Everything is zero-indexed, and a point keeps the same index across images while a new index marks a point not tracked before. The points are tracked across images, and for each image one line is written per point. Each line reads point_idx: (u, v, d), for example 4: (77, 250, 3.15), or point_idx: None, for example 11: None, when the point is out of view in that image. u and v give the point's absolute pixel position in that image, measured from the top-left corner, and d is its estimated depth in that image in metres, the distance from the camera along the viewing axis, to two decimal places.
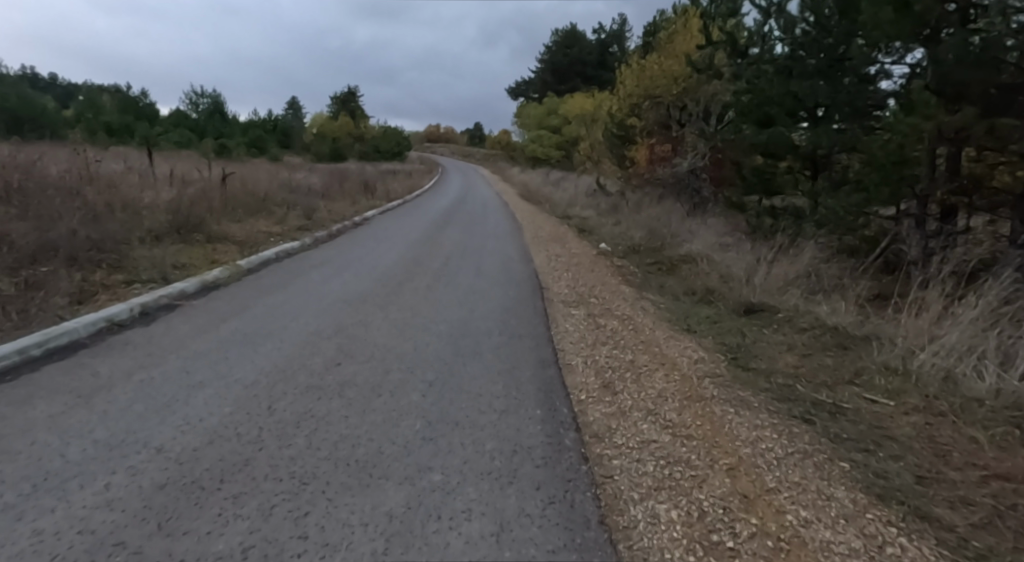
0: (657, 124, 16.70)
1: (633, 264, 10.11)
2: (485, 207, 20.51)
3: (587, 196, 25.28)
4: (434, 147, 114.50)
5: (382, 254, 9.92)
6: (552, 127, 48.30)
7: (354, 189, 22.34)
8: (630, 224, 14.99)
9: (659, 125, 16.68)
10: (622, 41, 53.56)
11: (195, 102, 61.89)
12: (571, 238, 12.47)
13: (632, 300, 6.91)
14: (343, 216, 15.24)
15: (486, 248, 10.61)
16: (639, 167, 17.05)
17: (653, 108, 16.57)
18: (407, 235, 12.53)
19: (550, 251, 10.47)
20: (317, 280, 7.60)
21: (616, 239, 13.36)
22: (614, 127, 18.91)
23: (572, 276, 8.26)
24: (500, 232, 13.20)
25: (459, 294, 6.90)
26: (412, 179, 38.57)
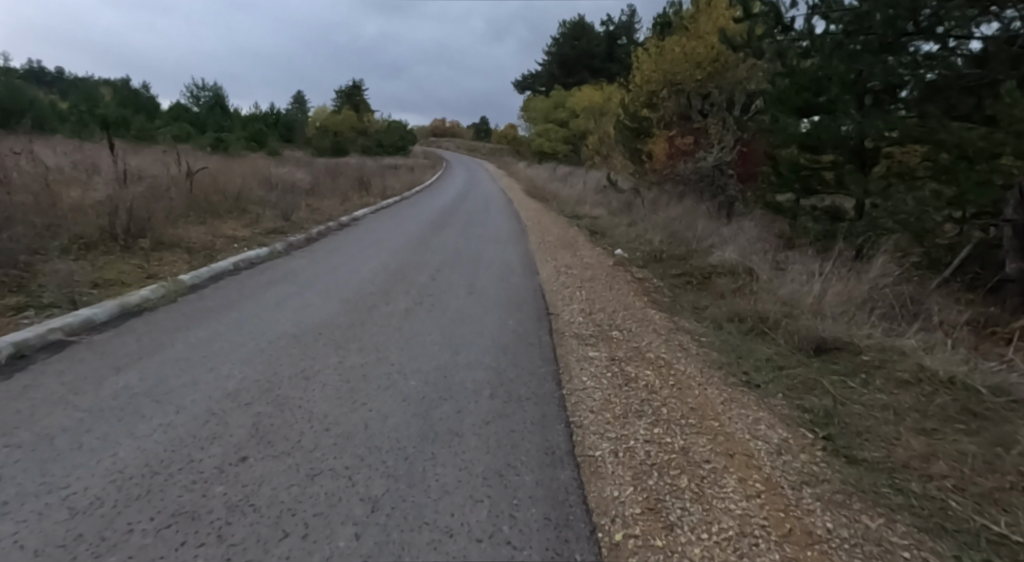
0: (676, 114, 15.14)
1: (656, 277, 8.62)
2: (487, 206, 19.04)
3: (597, 194, 23.79)
4: (440, 141, 113.02)
5: (361, 265, 8.41)
6: (559, 121, 46.68)
7: (349, 185, 20.96)
8: (649, 226, 13.46)
9: (679, 115, 15.12)
10: (630, 33, 52.01)
11: (196, 95, 60.71)
12: (583, 243, 10.94)
13: (665, 334, 5.37)
14: (328, 217, 13.78)
15: (484, 258, 9.06)
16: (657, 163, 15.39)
17: (673, 97, 14.90)
18: (395, 240, 11.00)
19: (559, 260, 8.96)
20: (268, 303, 6.09)
21: (634, 244, 11.86)
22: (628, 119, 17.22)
23: (587, 297, 6.71)
24: (502, 236, 11.68)
25: (441, 326, 5.37)
26: (415, 174, 37.12)
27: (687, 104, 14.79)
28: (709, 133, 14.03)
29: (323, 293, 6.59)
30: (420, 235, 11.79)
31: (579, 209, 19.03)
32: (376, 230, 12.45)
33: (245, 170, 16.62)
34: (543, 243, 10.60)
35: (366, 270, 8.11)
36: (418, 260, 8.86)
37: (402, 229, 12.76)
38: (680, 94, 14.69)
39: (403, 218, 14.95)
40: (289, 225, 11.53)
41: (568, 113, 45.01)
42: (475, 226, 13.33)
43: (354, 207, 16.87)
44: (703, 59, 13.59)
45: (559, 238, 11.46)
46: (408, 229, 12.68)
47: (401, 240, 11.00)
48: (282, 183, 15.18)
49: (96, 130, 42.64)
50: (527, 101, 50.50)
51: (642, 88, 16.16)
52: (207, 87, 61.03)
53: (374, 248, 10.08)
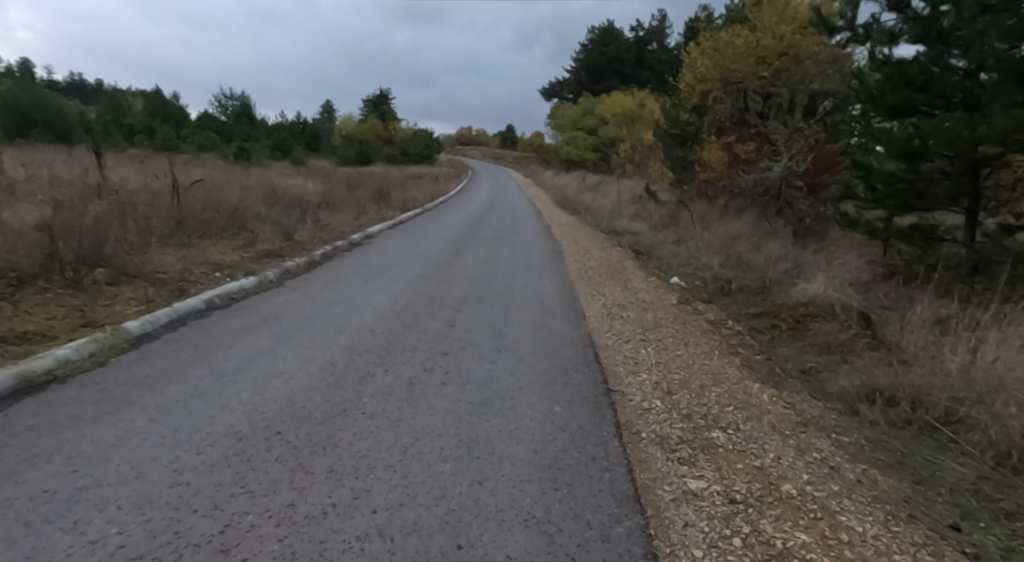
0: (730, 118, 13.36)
1: (732, 319, 6.83)
2: (515, 220, 17.52)
3: (634, 205, 22.01)
4: (466, 150, 112.39)
5: (364, 304, 6.81)
6: (589, 129, 44.95)
7: (367, 197, 19.75)
8: (703, 247, 11.66)
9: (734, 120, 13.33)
10: (660, 38, 50.17)
11: (225, 105, 61.12)
12: (631, 270, 9.17)
13: (788, 432, 3.57)
14: (339, 235, 12.36)
15: (514, 293, 7.34)
16: (711, 172, 13.59)
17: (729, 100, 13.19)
18: (409, 265, 9.42)
19: (607, 296, 7.22)
20: (224, 371, 4.50)
21: (688, 269, 10.10)
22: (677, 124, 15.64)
23: (656, 359, 4.94)
24: (535, 260, 9.98)
25: (456, 419, 3.66)
26: (440, 183, 35.90)
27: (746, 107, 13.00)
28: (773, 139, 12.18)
29: (303, 353, 4.97)
30: (439, 258, 10.17)
31: (617, 223, 17.28)
32: (390, 252, 10.90)
33: (255, 183, 15.45)
34: (583, 271, 8.85)
35: (368, 311, 6.48)
36: (433, 295, 7.22)
37: (419, 250, 11.17)
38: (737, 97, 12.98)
39: (422, 235, 13.46)
40: (290, 249, 10.13)
41: (597, 120, 43.20)
42: (502, 247, 11.68)
43: (370, 221, 15.50)
44: (769, 52, 11.79)
45: (601, 262, 9.73)
46: (426, 251, 11.08)
47: (417, 266, 9.37)
48: (292, 197, 13.89)
49: (124, 140, 42.87)
50: (555, 108, 48.94)
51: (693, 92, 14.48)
52: (236, 97, 61.46)
53: (383, 276, 8.47)
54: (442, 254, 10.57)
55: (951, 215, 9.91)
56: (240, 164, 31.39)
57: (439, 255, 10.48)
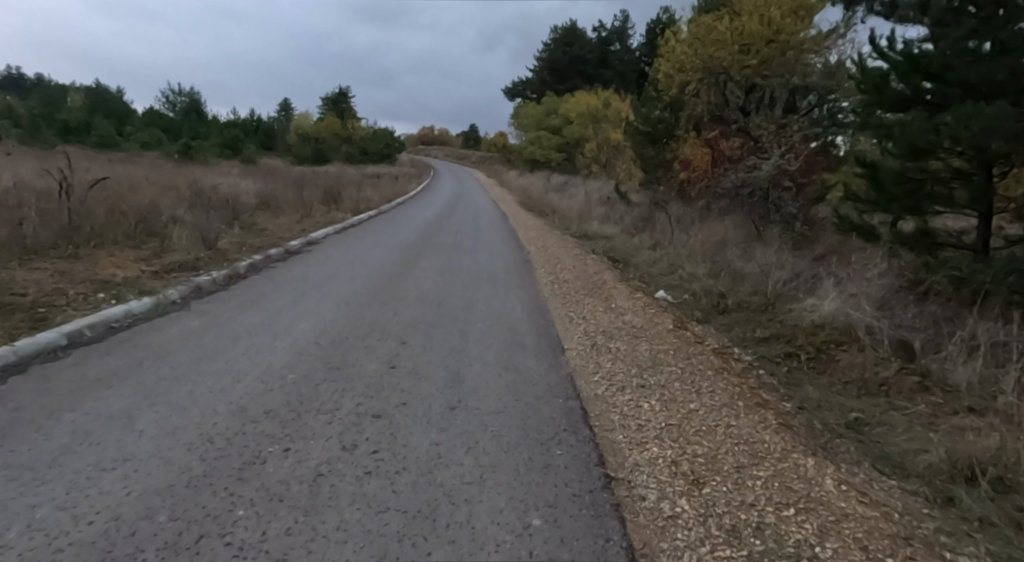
0: (711, 114, 12.34)
1: (739, 349, 5.64)
2: (478, 223, 16.19)
3: (603, 206, 21.02)
4: (428, 150, 110.44)
5: (281, 336, 5.30)
6: (553, 129, 43.98)
7: (317, 199, 18.12)
8: (687, 255, 10.58)
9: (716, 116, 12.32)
10: (624, 38, 49.63)
11: (172, 101, 57.68)
12: (611, 281, 7.90)
13: (892, 560, 2.30)
14: (275, 242, 10.77)
15: (473, 320, 5.96)
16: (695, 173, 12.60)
17: (710, 93, 12.22)
18: (350, 280, 7.93)
19: (588, 321, 5.93)
20: (34, 461, 2.94)
21: (673, 280, 8.98)
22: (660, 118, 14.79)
23: (662, 419, 3.64)
24: (500, 272, 8.62)
25: (377, 556, 2.26)
26: (398, 183, 34.25)
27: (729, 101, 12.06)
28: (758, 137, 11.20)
29: (172, 423, 3.47)
30: (387, 270, 8.68)
31: (587, 226, 16.12)
32: (330, 263, 9.35)
33: (183, 182, 13.63)
34: (556, 286, 7.53)
35: (282, 348, 4.97)
36: (371, 323, 5.76)
37: (366, 260, 9.66)
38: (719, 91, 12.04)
39: (372, 241, 11.94)
40: (209, 259, 8.50)
41: (561, 119, 42.23)
42: (462, 255, 10.24)
43: (316, 225, 13.88)
44: (757, 40, 10.85)
45: (576, 273, 8.46)
46: (373, 261, 9.58)
47: (360, 281, 7.88)
48: (222, 197, 12.16)
49: (55, 137, 39.64)
50: (518, 107, 47.76)
51: (670, 85, 13.49)
52: (183, 92, 58.04)
53: (315, 296, 6.96)
54: (391, 265, 9.12)
55: (955, 218, 9.03)
56: (182, 163, 29.12)
57: (388, 266, 8.99)
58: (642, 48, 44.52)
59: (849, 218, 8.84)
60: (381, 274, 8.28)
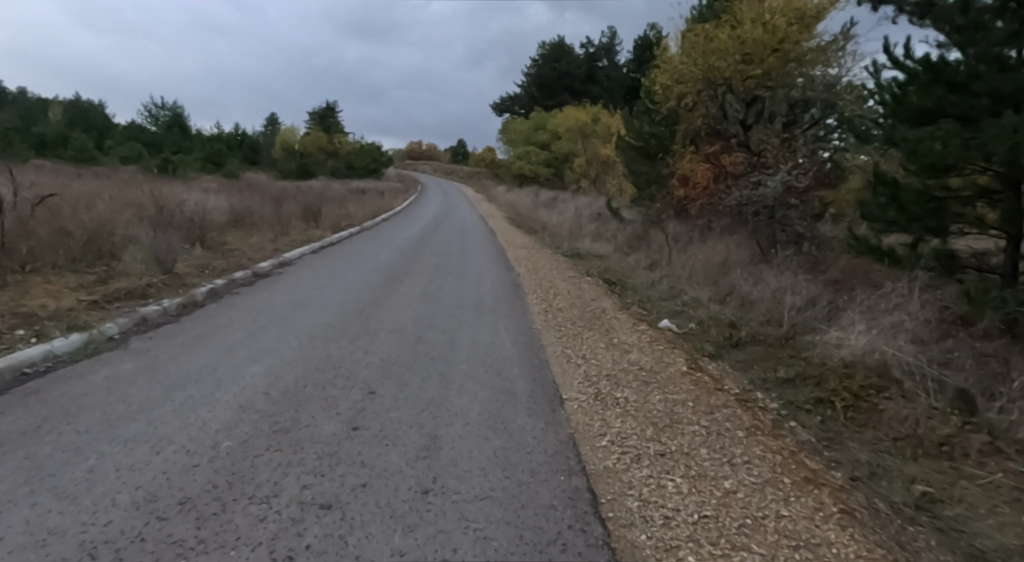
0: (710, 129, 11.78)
1: (764, 395, 4.88)
2: (465, 241, 15.43)
3: (595, 224, 20.40)
4: (416, 165, 109.94)
5: (225, 384, 4.42)
6: (541, 144, 43.60)
7: (296, 217, 17.29)
8: (690, 279, 9.91)
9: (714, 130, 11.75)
10: (611, 54, 49.65)
11: (153, 115, 56.54)
12: (609, 309, 7.12)
13: None
14: (243, 264, 9.90)
15: (455, 361, 5.14)
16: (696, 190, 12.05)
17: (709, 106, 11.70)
18: (319, 309, 7.09)
19: (590, 361, 5.15)
20: None
21: (676, 307, 8.26)
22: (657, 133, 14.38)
23: (693, 506, 2.85)
24: (487, 299, 7.82)
25: None
26: (384, 199, 33.45)
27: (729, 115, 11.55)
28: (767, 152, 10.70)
29: (50, 518, 2.56)
30: (361, 297, 7.84)
31: (579, 245, 15.43)
32: (299, 288, 8.47)
33: (148, 198, 12.73)
34: (550, 316, 6.77)
35: (223, 401, 4.09)
36: (335, 367, 4.92)
37: (339, 284, 8.80)
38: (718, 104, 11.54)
39: (350, 263, 11.11)
40: (163, 285, 7.60)
41: (550, 134, 41.86)
42: (445, 278, 9.42)
43: (292, 245, 13.03)
44: (762, 48, 10.57)
45: (571, 300, 7.70)
46: (348, 285, 8.72)
47: (330, 310, 7.03)
48: (188, 215, 11.29)
49: (30, 151, 38.40)
50: (506, 122, 47.37)
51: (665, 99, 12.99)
52: (166, 106, 56.97)
53: (275, 330, 6.09)
54: (366, 291, 8.26)
55: (975, 238, 8.42)
56: (159, 178, 28.10)
57: (363, 292, 8.15)
58: (629, 64, 44.46)
59: (864, 240, 8.23)
60: (353, 302, 7.42)
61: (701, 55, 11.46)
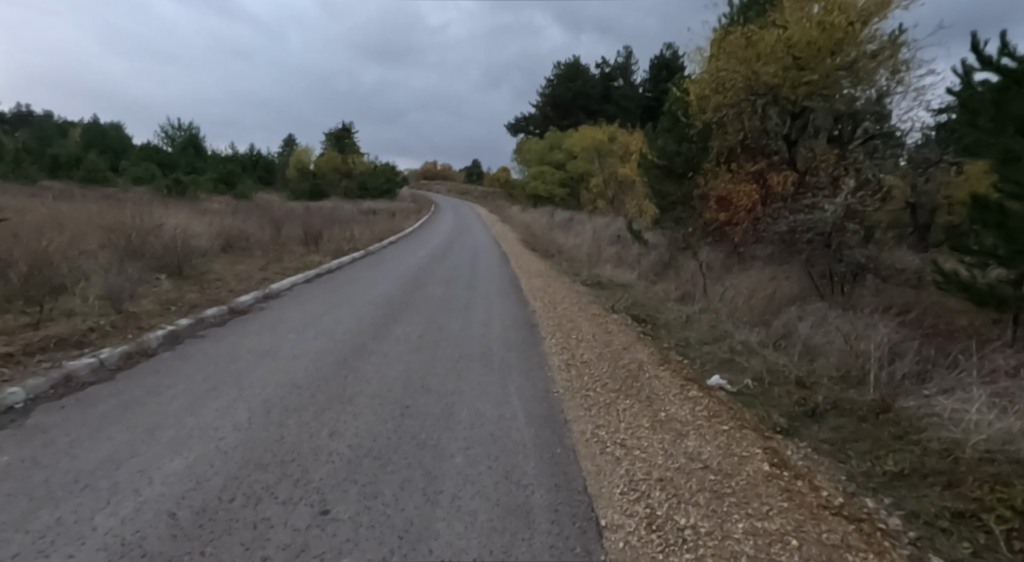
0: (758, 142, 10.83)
1: (884, 506, 3.43)
2: (475, 269, 14.17)
3: (616, 248, 19.10)
4: (430, 184, 109.97)
5: (120, 492, 3.09)
6: (556, 164, 42.60)
7: (297, 242, 16.25)
8: (735, 320, 8.53)
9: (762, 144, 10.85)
10: (627, 74, 48.80)
11: (171, 136, 56.77)
12: (646, 364, 5.72)
13: None
14: (221, 299, 8.69)
15: (448, 450, 3.77)
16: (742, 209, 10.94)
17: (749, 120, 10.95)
18: (290, 361, 5.77)
19: (632, 450, 3.75)
20: None
21: (723, 358, 6.90)
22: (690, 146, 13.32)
23: None
24: (496, 347, 6.48)
25: None
26: (395, 220, 32.51)
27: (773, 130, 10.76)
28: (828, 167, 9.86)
29: None
30: (345, 343, 6.53)
31: (601, 273, 14.10)
32: (275, 329, 7.19)
33: (131, 222, 11.70)
34: (573, 374, 5.41)
35: (101, 528, 2.77)
36: (284, 461, 3.58)
37: (324, 324, 7.52)
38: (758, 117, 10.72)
39: (344, 295, 9.85)
40: (111, 328, 6.38)
41: (565, 154, 40.82)
42: (447, 317, 8.10)
43: (284, 273, 11.87)
44: (817, 52, 9.50)
45: (597, 348, 6.33)
46: (334, 325, 7.44)
47: (303, 363, 5.72)
48: (169, 242, 10.20)
49: (45, 173, 38.35)
50: (520, 142, 46.54)
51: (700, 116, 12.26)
52: (183, 127, 57.24)
53: (225, 393, 4.77)
54: (353, 334, 6.96)
55: None
56: (167, 200, 27.50)
57: (350, 336, 6.85)
58: (646, 83, 43.53)
59: (952, 276, 6.81)
60: (333, 351, 6.11)
61: (744, 62, 10.29)
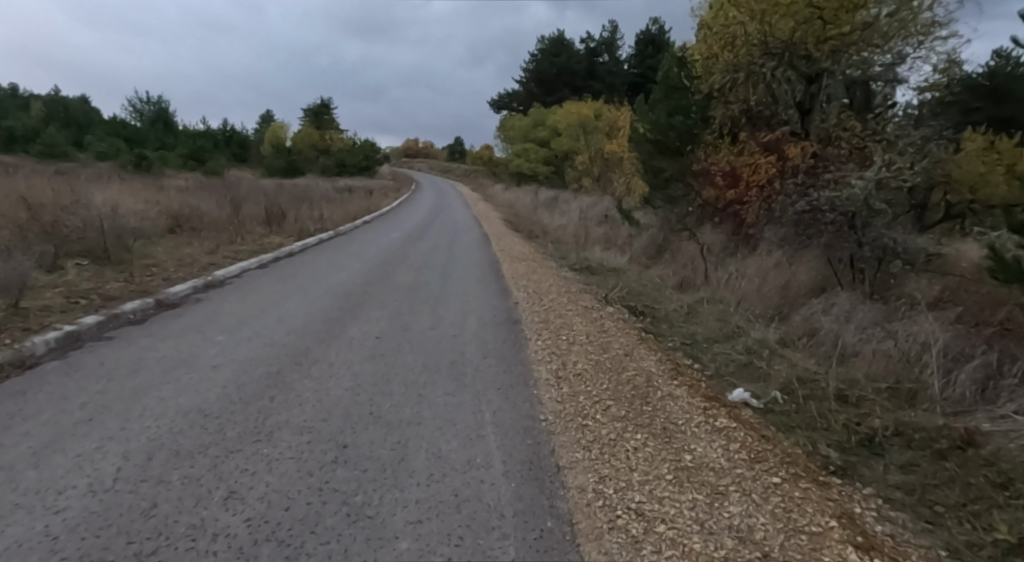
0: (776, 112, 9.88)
1: None
2: (454, 252, 12.92)
3: (605, 230, 17.97)
4: (412, 162, 107.44)
5: None
6: (541, 141, 41.16)
7: (260, 222, 14.82)
8: (749, 315, 7.47)
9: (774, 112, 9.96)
10: (612, 50, 47.32)
11: (139, 109, 53.98)
12: (654, 376, 4.58)
13: None
14: (149, 289, 7.32)
15: (392, 529, 2.57)
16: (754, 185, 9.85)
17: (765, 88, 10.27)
18: (206, 376, 4.49)
19: (658, 525, 2.62)
20: None
21: (743, 362, 5.83)
22: (693, 119, 12.45)
23: None
24: (469, 353, 5.28)
25: None
26: (373, 198, 30.96)
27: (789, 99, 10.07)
28: (850, 133, 9.02)
29: None
30: (282, 349, 5.27)
31: (591, 256, 12.97)
32: (201, 330, 5.87)
33: (57, 196, 10.16)
34: (567, 393, 4.26)
35: None
36: (137, 557, 2.29)
37: (263, 323, 6.22)
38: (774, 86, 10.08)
39: (298, 284, 8.51)
40: None
41: (549, 131, 39.38)
42: (413, 312, 6.86)
43: (237, 258, 10.48)
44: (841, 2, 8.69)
45: (595, 354, 5.17)
46: (276, 324, 6.16)
47: (222, 379, 4.44)
48: (95, 223, 8.74)
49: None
50: (504, 118, 44.87)
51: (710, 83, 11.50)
52: (151, 101, 54.44)
53: (101, 428, 3.46)
54: (296, 336, 5.69)
55: None
56: (127, 175, 25.68)
57: (290, 339, 5.58)
58: (632, 59, 42.21)
59: (1012, 263, 5.79)
60: (264, 362, 4.84)
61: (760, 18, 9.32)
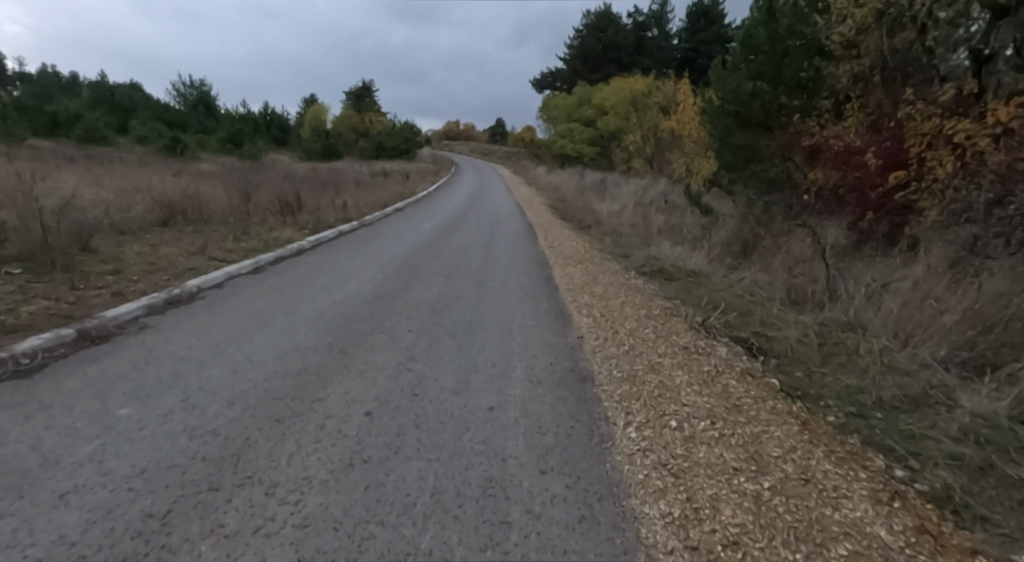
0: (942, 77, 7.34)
1: None
2: (492, 250, 10.68)
3: (670, 221, 15.38)
4: (452, 145, 105.66)
5: None
6: (586, 121, 38.33)
7: (274, 212, 12.96)
8: (934, 360, 4.93)
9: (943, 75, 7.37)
10: (663, 22, 43.66)
11: (182, 93, 53.75)
12: (898, 558, 2.20)
13: None
14: (82, 314, 5.39)
15: None
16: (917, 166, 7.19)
17: (915, 31, 7.58)
18: (31, 524, 2.41)
19: None
20: None
21: (985, 469, 3.38)
22: (803, 84, 9.83)
23: None
24: (511, 462, 3.01)
25: None
26: (409, 183, 29.09)
27: (950, 46, 7.38)
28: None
29: None
30: (200, 447, 3.13)
31: (661, 254, 10.49)
32: (103, 395, 3.81)
33: (20, 184, 8.44)
34: None
35: None
36: None
37: (202, 380, 4.12)
38: (930, 27, 7.38)
39: (287, 302, 6.45)
40: None
41: (595, 109, 36.46)
42: (428, 359, 4.63)
43: (228, 259, 8.55)
44: None
45: (743, 474, 2.82)
46: (219, 384, 4.05)
47: (47, 539, 2.30)
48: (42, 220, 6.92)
49: (43, 134, 35.57)
50: (546, 97, 42.10)
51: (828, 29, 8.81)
52: (194, 84, 54.06)
53: None
54: (237, 413, 3.57)
55: None
56: (156, 160, 24.52)
57: (225, 422, 3.44)
58: (684, 32, 38.62)
59: None
60: (148, 485, 2.69)
61: None
